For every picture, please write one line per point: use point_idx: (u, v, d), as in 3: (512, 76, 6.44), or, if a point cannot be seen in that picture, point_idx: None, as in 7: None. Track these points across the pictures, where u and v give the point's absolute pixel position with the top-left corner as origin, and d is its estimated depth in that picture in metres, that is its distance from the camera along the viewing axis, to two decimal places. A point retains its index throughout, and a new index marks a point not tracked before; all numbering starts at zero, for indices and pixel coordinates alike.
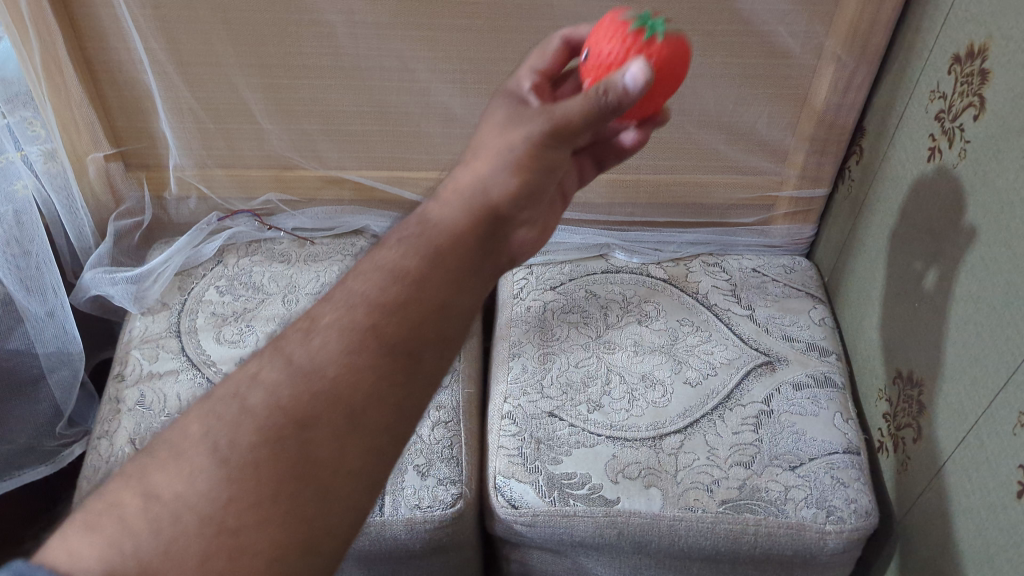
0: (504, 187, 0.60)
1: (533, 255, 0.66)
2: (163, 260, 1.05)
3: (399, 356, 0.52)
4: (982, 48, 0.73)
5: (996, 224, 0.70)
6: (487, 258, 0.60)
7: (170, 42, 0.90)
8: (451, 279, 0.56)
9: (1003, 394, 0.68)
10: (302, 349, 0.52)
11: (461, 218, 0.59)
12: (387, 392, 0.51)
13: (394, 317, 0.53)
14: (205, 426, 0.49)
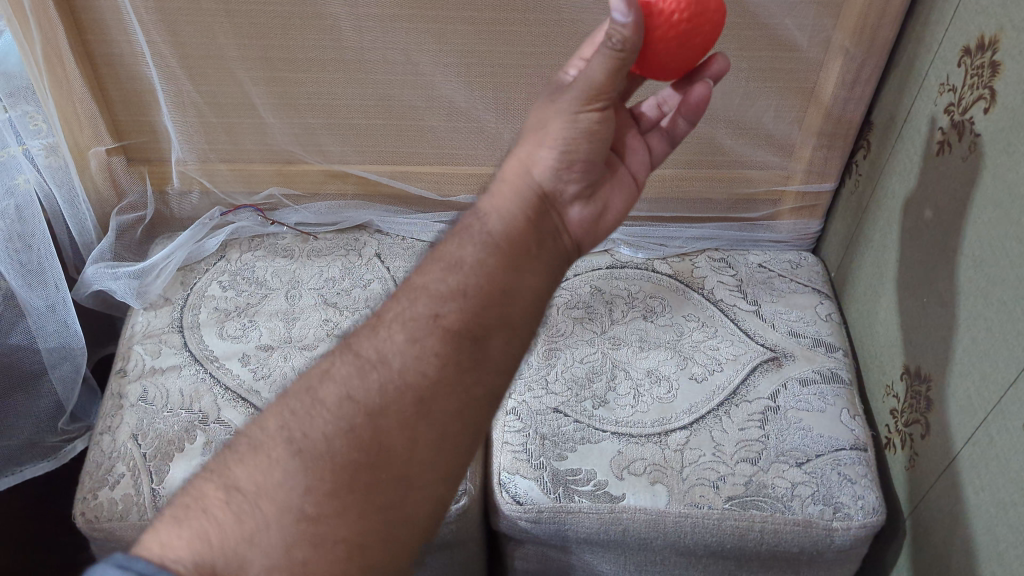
0: (547, 165, 0.61)
1: (594, 236, 0.66)
2: (165, 255, 1.04)
3: (466, 347, 0.55)
4: (992, 40, 0.72)
5: (1006, 218, 0.69)
6: (539, 237, 0.61)
7: (173, 34, 0.90)
8: (509, 263, 0.59)
9: (1013, 390, 0.68)
10: (371, 344, 0.56)
11: (511, 203, 0.61)
12: (455, 381, 0.54)
13: (455, 307, 0.56)
14: (283, 421, 0.53)
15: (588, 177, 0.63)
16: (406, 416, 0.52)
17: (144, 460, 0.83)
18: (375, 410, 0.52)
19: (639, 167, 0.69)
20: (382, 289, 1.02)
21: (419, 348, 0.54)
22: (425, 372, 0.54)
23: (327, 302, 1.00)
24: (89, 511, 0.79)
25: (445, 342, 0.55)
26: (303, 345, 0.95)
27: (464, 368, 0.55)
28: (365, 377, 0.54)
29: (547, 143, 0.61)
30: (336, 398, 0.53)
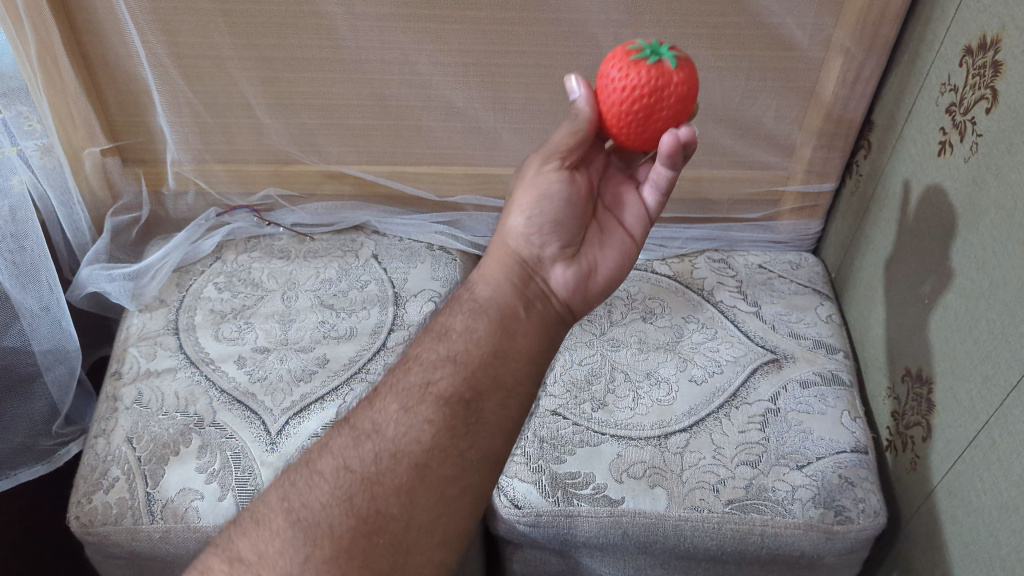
0: (520, 236, 0.70)
1: (585, 293, 0.72)
2: (160, 256, 1.03)
3: (455, 413, 0.64)
4: (995, 39, 0.71)
5: (1009, 219, 0.69)
6: (522, 303, 0.69)
7: (168, 34, 0.89)
8: (496, 327, 0.68)
9: (1016, 393, 0.67)
10: (367, 418, 0.65)
11: (497, 272, 0.71)
12: (449, 446, 0.62)
13: (444, 374, 0.66)
14: (284, 496, 0.60)
15: (561, 241, 0.70)
16: (403, 480, 0.60)
17: (138, 463, 0.82)
18: (371, 480, 0.60)
19: (634, 223, 0.74)
20: (379, 291, 1.01)
21: (412, 416, 0.63)
22: (419, 438, 0.62)
23: (324, 304, 0.99)
24: (84, 515, 0.79)
25: (437, 408, 0.64)
26: (299, 347, 0.94)
27: (457, 432, 0.63)
28: (362, 447, 0.62)
29: (518, 213, 0.70)
30: (336, 467, 0.61)
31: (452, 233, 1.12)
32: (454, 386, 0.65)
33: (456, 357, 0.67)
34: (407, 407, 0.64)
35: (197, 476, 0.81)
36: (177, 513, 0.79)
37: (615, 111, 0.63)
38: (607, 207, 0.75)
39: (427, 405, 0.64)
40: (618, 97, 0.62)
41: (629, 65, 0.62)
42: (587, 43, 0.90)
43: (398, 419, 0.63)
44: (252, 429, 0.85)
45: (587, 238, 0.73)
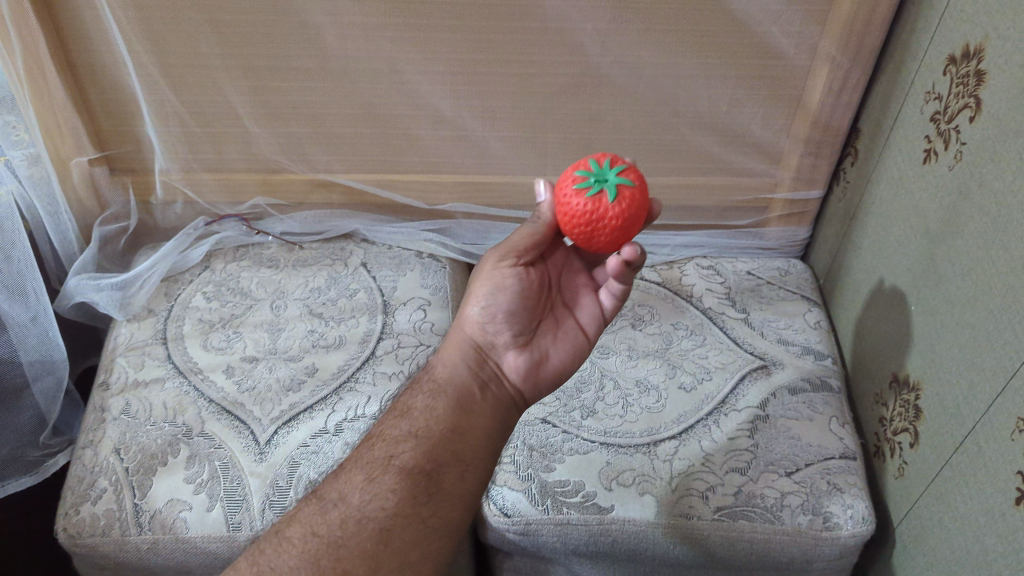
0: (477, 320, 0.77)
1: (535, 378, 0.78)
2: (148, 266, 1.03)
3: (418, 480, 0.69)
4: (978, 48, 0.72)
5: (993, 226, 0.69)
6: (476, 380, 0.76)
7: (154, 44, 0.89)
8: (455, 404, 0.74)
9: (1001, 399, 0.67)
10: (332, 488, 0.70)
11: (454, 355, 0.77)
12: (411, 513, 0.68)
13: (407, 448, 0.71)
14: (253, 560, 0.65)
15: (514, 329, 0.77)
16: (366, 545, 0.66)
17: (126, 474, 0.82)
18: (336, 542, 0.65)
19: (587, 319, 0.81)
20: (369, 299, 1.01)
21: (376, 486, 0.69)
22: (384, 505, 0.68)
23: (313, 313, 0.99)
24: (72, 527, 0.78)
25: (400, 479, 0.69)
26: (288, 357, 0.94)
27: (419, 501, 0.69)
28: (328, 514, 0.68)
29: (477, 300, 0.77)
30: (304, 534, 0.66)
31: (441, 239, 1.12)
32: (416, 459, 0.71)
33: (418, 432, 0.72)
34: (371, 478, 0.70)
35: (185, 487, 0.81)
36: (165, 524, 0.78)
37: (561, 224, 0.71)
38: (562, 302, 0.82)
39: (391, 475, 0.70)
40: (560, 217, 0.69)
41: (573, 191, 0.68)
42: (574, 52, 0.91)
43: (363, 488, 0.69)
44: (241, 439, 0.85)
45: (541, 328, 0.79)
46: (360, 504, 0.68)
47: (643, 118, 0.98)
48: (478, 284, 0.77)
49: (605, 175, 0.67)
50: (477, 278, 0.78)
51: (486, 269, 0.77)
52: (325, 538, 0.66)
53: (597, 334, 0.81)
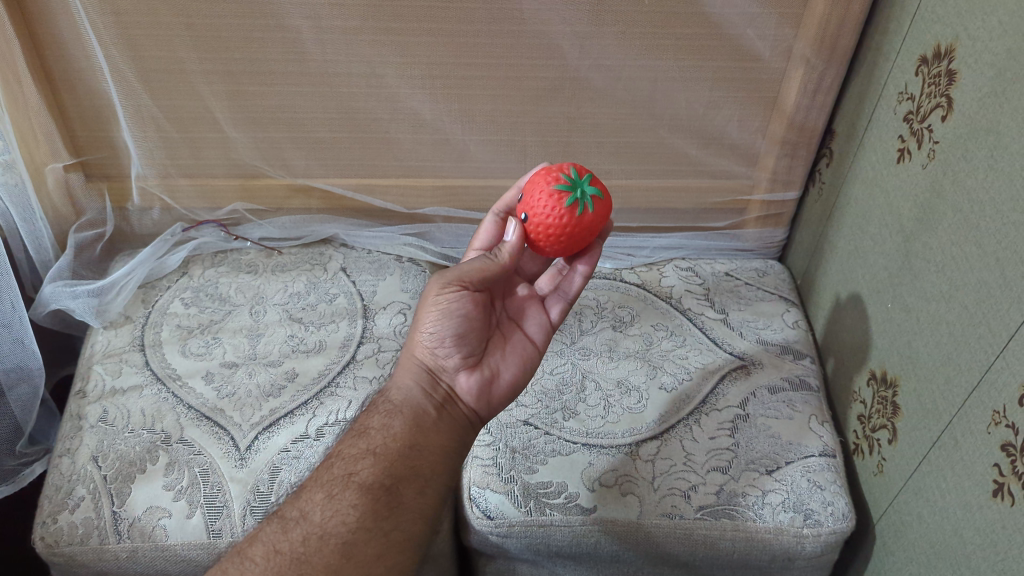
0: (426, 342, 0.77)
1: (488, 396, 0.79)
2: (125, 272, 1.02)
3: (376, 492, 0.70)
4: (949, 49, 0.73)
5: (965, 222, 0.70)
6: (431, 402, 0.76)
7: (131, 49, 0.88)
8: (411, 423, 0.74)
9: (977, 393, 0.68)
10: (294, 508, 0.69)
11: (406, 379, 0.77)
12: (373, 526, 0.68)
13: (367, 466, 0.71)
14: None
15: (463, 350, 0.77)
16: (330, 560, 0.65)
17: (104, 482, 0.81)
18: (297, 559, 0.65)
19: (535, 331, 0.83)
20: (349, 303, 1.01)
21: (337, 502, 0.69)
22: (344, 520, 0.68)
23: (293, 318, 0.99)
24: (49, 535, 0.77)
25: (360, 494, 0.69)
26: (268, 362, 0.93)
27: (381, 515, 0.69)
28: (289, 532, 0.67)
29: (425, 325, 0.77)
30: (266, 551, 0.66)
31: (421, 243, 1.12)
32: (376, 475, 0.71)
33: (376, 450, 0.72)
34: (331, 495, 0.70)
35: (164, 494, 0.80)
36: (144, 532, 0.77)
37: (549, 247, 0.74)
38: (508, 318, 0.83)
39: (350, 491, 0.70)
40: (552, 243, 0.73)
41: (568, 212, 0.71)
42: (553, 55, 0.91)
43: (323, 505, 0.69)
44: (221, 445, 0.84)
45: (491, 348, 0.80)
46: (320, 520, 0.68)
47: (622, 120, 0.99)
48: (425, 310, 0.77)
49: (575, 182, 0.72)
50: (421, 306, 0.78)
51: (431, 295, 0.77)
52: (288, 554, 0.65)
53: (544, 347, 0.84)
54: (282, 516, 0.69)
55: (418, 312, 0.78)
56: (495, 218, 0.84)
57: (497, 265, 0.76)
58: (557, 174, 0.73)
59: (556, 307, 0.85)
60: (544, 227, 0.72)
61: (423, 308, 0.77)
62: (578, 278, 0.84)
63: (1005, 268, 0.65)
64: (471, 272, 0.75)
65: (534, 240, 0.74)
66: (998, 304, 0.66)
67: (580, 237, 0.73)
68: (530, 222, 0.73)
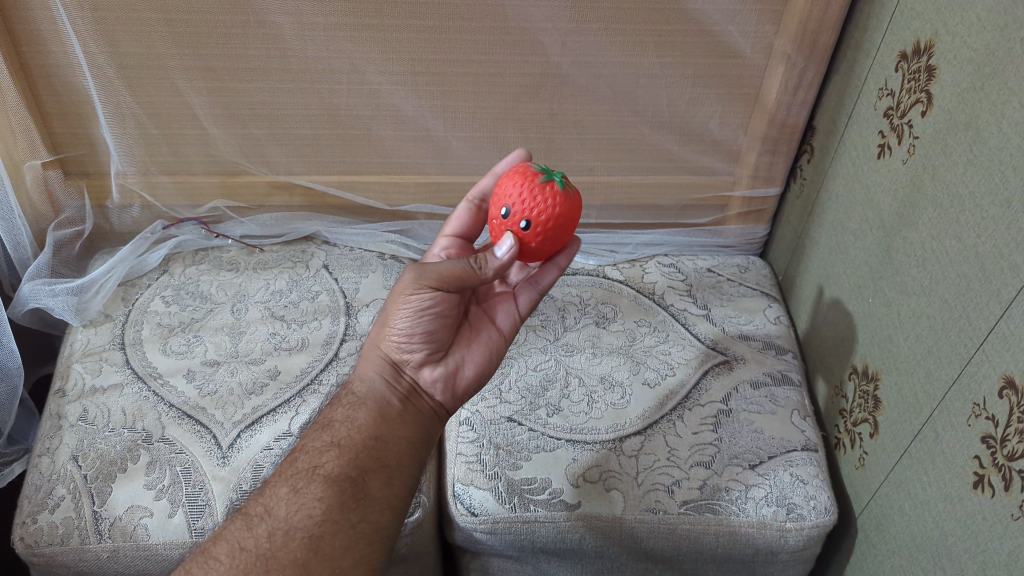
0: (393, 335, 0.77)
1: (454, 388, 0.79)
2: (104, 271, 1.01)
3: (342, 482, 0.70)
4: (928, 44, 0.74)
5: (944, 216, 0.71)
6: (394, 392, 0.76)
7: (111, 45, 0.88)
8: (375, 414, 0.75)
9: (957, 386, 0.69)
10: (258, 503, 0.70)
11: (369, 370, 0.78)
12: (341, 519, 0.68)
13: (331, 460, 0.71)
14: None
15: (428, 345, 0.77)
16: (296, 555, 0.66)
17: (85, 482, 0.80)
18: (262, 556, 0.65)
19: (503, 322, 0.83)
20: (331, 301, 1.01)
21: (302, 495, 0.69)
22: (311, 514, 0.68)
23: (274, 316, 0.98)
24: (29, 536, 0.76)
25: (326, 486, 0.69)
26: (250, 360, 0.93)
27: (347, 507, 0.69)
28: (254, 528, 0.67)
29: (392, 319, 0.76)
30: (230, 549, 0.66)
31: (404, 240, 1.11)
32: (342, 467, 0.71)
33: (340, 443, 0.73)
34: (297, 488, 0.70)
35: (145, 493, 0.79)
36: (125, 532, 0.77)
37: (546, 246, 0.72)
38: (477, 312, 0.84)
39: (314, 483, 0.70)
40: (557, 237, 0.72)
41: (562, 198, 0.70)
42: (535, 51, 0.91)
43: (288, 499, 0.69)
44: (202, 443, 0.84)
45: (456, 340, 0.80)
46: (283, 514, 0.68)
47: (604, 117, 0.99)
48: (392, 304, 0.76)
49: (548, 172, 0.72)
50: (390, 300, 0.77)
51: (400, 290, 0.75)
52: (250, 552, 0.66)
53: (512, 338, 0.83)
54: (251, 514, 0.69)
55: (387, 305, 0.77)
56: (466, 206, 0.85)
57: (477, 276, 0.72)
58: (527, 171, 0.72)
59: (527, 299, 0.84)
60: (545, 222, 0.70)
61: (391, 303, 0.76)
62: (553, 271, 0.83)
63: (985, 262, 0.66)
64: (445, 277, 0.72)
65: (533, 244, 0.71)
66: (978, 298, 0.66)
67: (571, 223, 0.72)
68: (533, 223, 0.70)
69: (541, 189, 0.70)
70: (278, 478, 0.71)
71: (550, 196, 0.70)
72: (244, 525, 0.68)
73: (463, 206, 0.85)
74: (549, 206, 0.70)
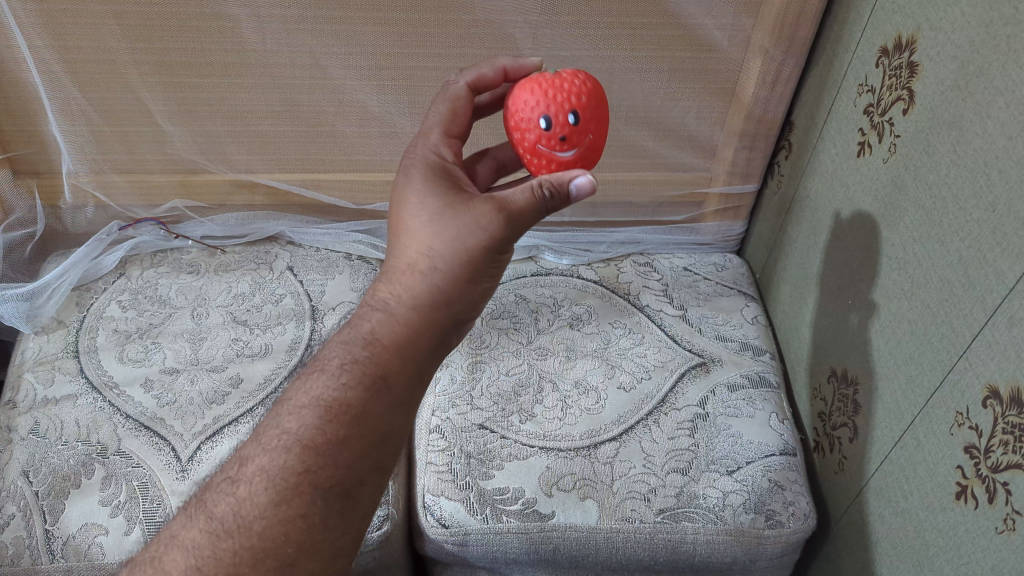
0: (449, 296, 0.63)
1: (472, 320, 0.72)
2: (57, 274, 0.97)
3: (336, 500, 0.60)
4: (910, 40, 0.71)
5: (927, 220, 0.69)
6: (439, 352, 0.66)
7: (57, 39, 0.83)
8: (395, 404, 0.62)
9: (940, 394, 0.67)
10: (224, 507, 0.60)
11: (419, 338, 0.64)
12: (321, 540, 0.60)
13: (324, 462, 0.60)
14: None
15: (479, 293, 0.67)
16: None
17: (36, 498, 0.77)
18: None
19: None
20: (296, 304, 0.97)
21: (283, 508, 0.59)
22: (288, 533, 0.59)
23: (236, 320, 0.95)
24: None
25: (313, 499, 0.59)
26: (211, 367, 0.89)
27: (330, 525, 0.60)
28: (219, 543, 0.59)
29: (466, 274, 0.62)
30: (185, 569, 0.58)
31: (372, 240, 1.08)
32: (336, 473, 0.60)
33: (343, 441, 0.61)
34: (278, 498, 0.59)
35: (100, 510, 0.76)
36: (80, 551, 0.73)
37: (598, 129, 0.64)
38: None
39: (302, 496, 0.60)
40: (600, 117, 0.63)
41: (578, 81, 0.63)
42: (503, 45, 0.88)
43: (266, 514, 0.59)
44: (161, 456, 0.80)
45: None
46: (262, 528, 0.59)
47: None
48: (473, 256, 0.62)
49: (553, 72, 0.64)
50: (468, 249, 0.61)
51: (482, 242, 0.61)
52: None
53: None
54: (210, 515, 0.60)
55: (460, 256, 0.61)
56: (466, 88, 0.69)
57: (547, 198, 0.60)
58: (535, 77, 0.64)
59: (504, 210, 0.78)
60: (582, 104, 0.62)
61: (472, 252, 0.61)
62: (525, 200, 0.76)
63: (968, 268, 0.63)
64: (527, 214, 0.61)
65: (588, 132, 0.63)
66: (962, 305, 0.64)
67: (601, 103, 0.64)
68: (573, 108, 0.61)
69: (553, 87, 0.62)
70: (258, 472, 0.61)
71: (568, 90, 0.62)
72: (205, 535, 0.59)
73: (460, 93, 0.69)
74: (573, 89, 0.62)
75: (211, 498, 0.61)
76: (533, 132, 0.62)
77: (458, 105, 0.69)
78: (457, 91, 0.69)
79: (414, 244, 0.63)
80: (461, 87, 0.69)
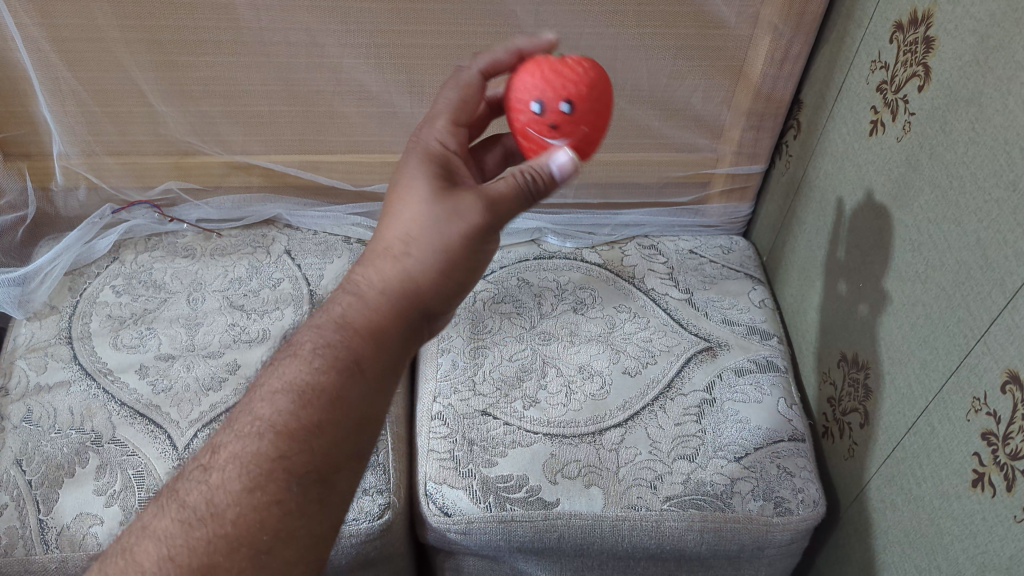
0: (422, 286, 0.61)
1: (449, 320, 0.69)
2: (49, 258, 0.95)
3: (312, 485, 0.57)
4: (926, 14, 0.69)
5: (942, 198, 0.67)
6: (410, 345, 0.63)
7: (45, 17, 0.81)
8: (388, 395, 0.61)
9: (956, 378, 0.65)
10: (197, 494, 0.57)
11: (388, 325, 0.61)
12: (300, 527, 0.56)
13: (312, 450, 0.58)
14: None
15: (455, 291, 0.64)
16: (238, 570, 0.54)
17: (29, 488, 0.75)
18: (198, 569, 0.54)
19: None
20: (294, 288, 0.95)
21: (255, 494, 0.55)
22: (262, 519, 0.55)
23: (233, 305, 0.93)
24: None
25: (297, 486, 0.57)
26: (207, 353, 0.87)
27: (307, 512, 0.56)
28: (192, 532, 0.55)
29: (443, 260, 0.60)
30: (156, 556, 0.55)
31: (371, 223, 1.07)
32: (311, 459, 0.56)
33: (319, 426, 0.57)
34: (251, 485, 0.56)
35: (94, 500, 0.74)
36: (73, 541, 0.71)
37: (597, 124, 0.60)
38: None
39: (277, 482, 0.56)
40: (601, 111, 0.60)
41: (584, 70, 0.59)
42: (506, 22, 0.86)
43: (239, 501, 0.55)
44: (156, 445, 0.79)
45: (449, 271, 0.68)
46: (236, 516, 0.55)
47: None
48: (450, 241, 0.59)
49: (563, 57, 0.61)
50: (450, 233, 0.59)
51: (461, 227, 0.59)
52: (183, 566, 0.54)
53: None
54: (182, 504, 0.57)
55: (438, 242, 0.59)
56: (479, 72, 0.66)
57: (531, 188, 0.59)
58: (541, 58, 0.61)
59: None
60: (584, 95, 0.58)
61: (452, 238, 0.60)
62: None
63: (987, 249, 0.62)
64: (511, 200, 0.59)
65: (585, 125, 0.59)
66: (980, 287, 0.62)
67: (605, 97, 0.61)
68: (573, 96, 0.58)
69: (559, 73, 0.59)
70: (231, 458, 0.57)
71: (573, 78, 0.59)
72: (177, 524, 0.56)
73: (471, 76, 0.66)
74: (579, 79, 0.59)
75: (184, 486, 0.58)
76: (525, 115, 0.60)
77: (469, 93, 0.66)
78: (472, 80, 0.66)
79: (396, 224, 0.61)
80: (476, 78, 0.66)
